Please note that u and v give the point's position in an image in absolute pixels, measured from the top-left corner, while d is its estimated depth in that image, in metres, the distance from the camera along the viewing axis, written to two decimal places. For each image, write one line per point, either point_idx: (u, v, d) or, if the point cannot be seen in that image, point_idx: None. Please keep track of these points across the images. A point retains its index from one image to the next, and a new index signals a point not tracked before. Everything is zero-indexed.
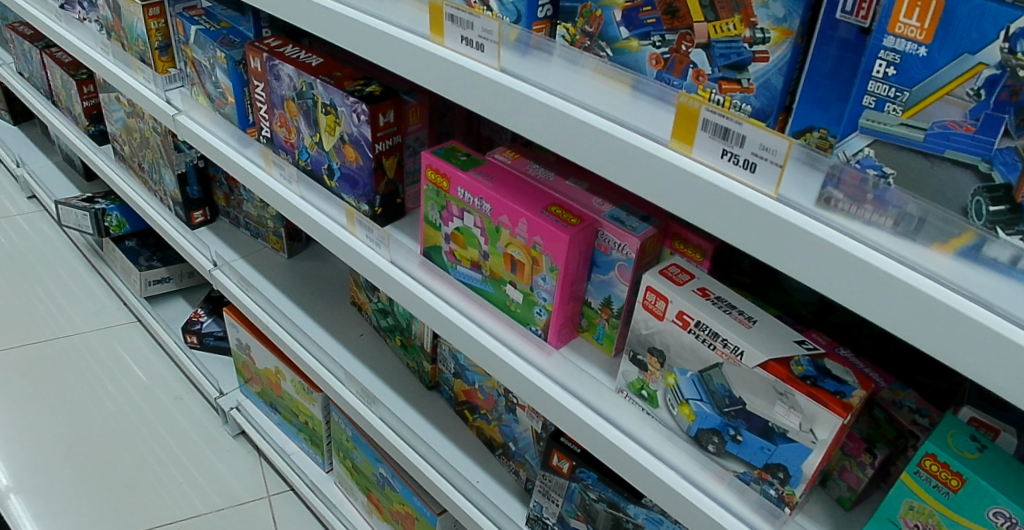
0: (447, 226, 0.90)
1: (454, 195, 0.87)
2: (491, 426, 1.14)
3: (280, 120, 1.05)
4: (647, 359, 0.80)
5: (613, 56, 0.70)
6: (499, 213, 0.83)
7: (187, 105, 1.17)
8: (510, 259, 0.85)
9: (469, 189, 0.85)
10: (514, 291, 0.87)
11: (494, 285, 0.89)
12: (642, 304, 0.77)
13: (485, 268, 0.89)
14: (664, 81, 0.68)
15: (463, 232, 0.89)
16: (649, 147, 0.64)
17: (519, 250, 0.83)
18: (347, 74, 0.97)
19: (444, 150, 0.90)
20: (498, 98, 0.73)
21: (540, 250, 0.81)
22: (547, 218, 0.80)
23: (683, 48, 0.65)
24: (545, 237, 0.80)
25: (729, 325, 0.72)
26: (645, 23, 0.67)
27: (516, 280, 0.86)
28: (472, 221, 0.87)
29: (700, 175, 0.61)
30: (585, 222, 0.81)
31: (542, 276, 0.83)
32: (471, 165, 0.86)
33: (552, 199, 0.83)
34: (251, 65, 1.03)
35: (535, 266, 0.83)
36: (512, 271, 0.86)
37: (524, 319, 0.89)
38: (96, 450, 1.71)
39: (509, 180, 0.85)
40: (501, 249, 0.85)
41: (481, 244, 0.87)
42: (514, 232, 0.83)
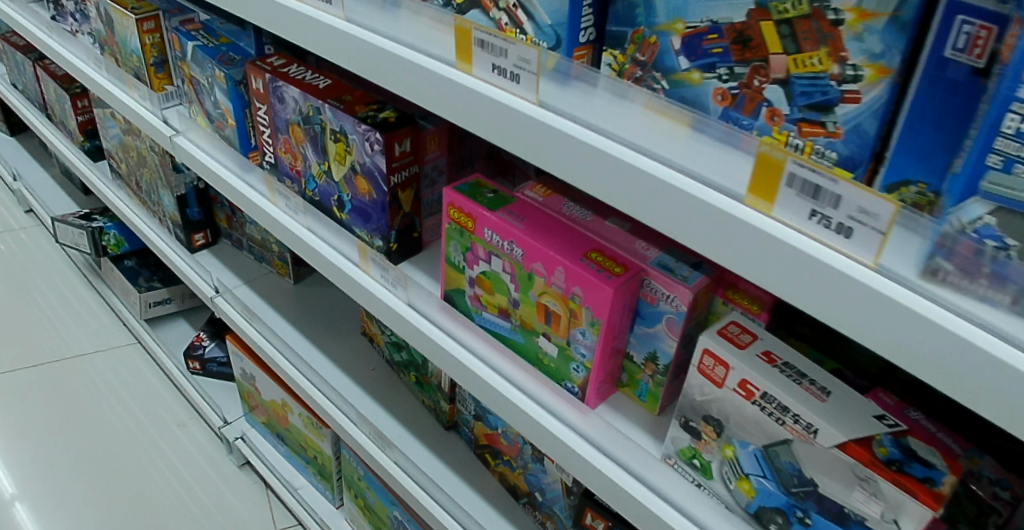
0: (472, 269, 0.82)
1: (481, 236, 0.78)
2: (516, 473, 1.05)
3: (285, 146, 0.95)
4: (702, 428, 0.70)
5: (670, 89, 0.60)
6: (532, 259, 0.74)
7: (185, 126, 1.08)
8: (545, 309, 0.76)
9: (499, 231, 0.76)
10: (547, 343, 0.78)
11: (525, 336, 0.80)
12: (698, 368, 0.68)
13: (515, 316, 0.80)
14: (732, 120, 0.58)
15: (490, 277, 0.80)
16: (722, 202, 0.54)
17: (555, 300, 0.74)
18: (359, 98, 0.88)
19: (467, 184, 0.81)
20: (532, 135, 0.64)
21: (580, 301, 0.72)
22: (588, 266, 0.71)
23: (756, 83, 0.56)
24: (586, 288, 0.71)
25: (801, 398, 0.63)
26: (710, 53, 0.57)
27: (551, 333, 0.77)
28: (502, 266, 0.78)
29: (784, 237, 0.52)
30: (630, 271, 0.71)
31: (581, 331, 0.74)
32: (499, 204, 0.78)
33: (592, 244, 0.74)
34: (252, 85, 0.94)
35: (573, 319, 0.74)
36: (546, 322, 0.77)
37: (558, 375, 0.80)
38: (98, 476, 1.64)
39: (543, 221, 0.76)
40: (535, 298, 0.76)
41: (512, 291, 0.78)
42: (550, 281, 0.74)
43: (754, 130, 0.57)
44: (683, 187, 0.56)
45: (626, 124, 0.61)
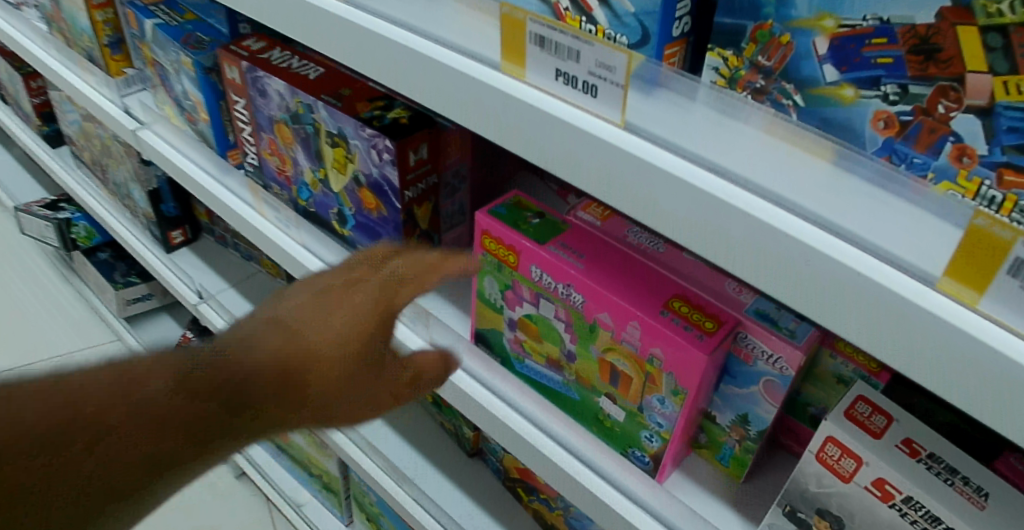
0: (512, 310, 0.68)
1: (526, 274, 0.64)
2: (555, 513, 0.92)
3: (269, 147, 0.78)
4: (813, 522, 0.57)
5: (806, 107, 0.44)
6: (596, 309, 0.60)
7: (149, 117, 0.92)
8: (611, 367, 0.62)
9: (551, 271, 0.62)
10: (611, 405, 0.65)
11: (581, 392, 0.67)
12: (816, 456, 0.54)
13: (570, 369, 0.66)
14: (898, 156, 0.41)
15: (537, 321, 0.66)
16: (906, 288, 0.39)
17: (625, 359, 0.60)
18: (360, 91, 0.70)
19: (506, 205, 0.66)
20: (609, 168, 0.48)
21: (659, 365, 0.58)
22: (671, 321, 0.57)
23: (941, 109, 0.39)
24: (668, 351, 0.57)
25: (958, 507, 0.48)
26: (872, 64, 0.40)
27: (617, 394, 0.63)
28: (555, 312, 0.64)
29: (994, 344, 0.36)
30: (724, 326, 0.57)
31: (660, 398, 0.60)
32: (548, 234, 0.63)
33: (670, 287, 0.60)
34: (226, 74, 0.76)
35: (648, 382, 0.60)
36: (610, 381, 0.63)
37: (622, 441, 0.66)
38: None
39: (608, 256, 0.62)
40: (597, 352, 0.62)
41: (566, 340, 0.65)
42: (619, 336, 0.60)
43: (930, 170, 0.41)
44: (842, 258, 0.40)
45: (748, 155, 0.45)
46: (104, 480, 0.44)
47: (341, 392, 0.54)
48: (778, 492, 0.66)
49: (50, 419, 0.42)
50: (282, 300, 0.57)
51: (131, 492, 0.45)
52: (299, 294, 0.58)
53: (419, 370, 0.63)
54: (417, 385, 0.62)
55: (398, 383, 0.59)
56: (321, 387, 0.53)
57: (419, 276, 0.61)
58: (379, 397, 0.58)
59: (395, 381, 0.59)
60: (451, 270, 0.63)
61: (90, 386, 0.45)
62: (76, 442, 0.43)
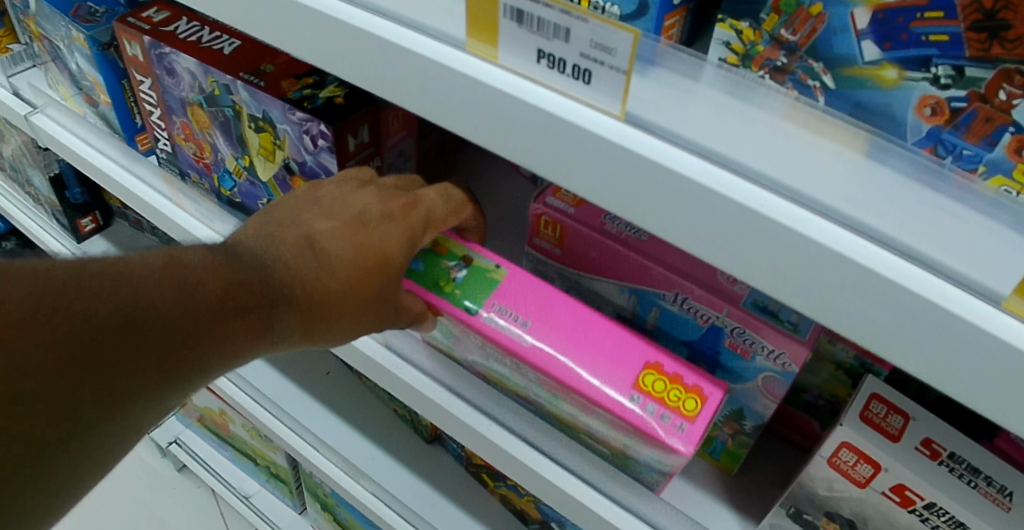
0: (463, 352, 0.62)
1: (468, 336, 0.57)
2: (524, 500, 0.85)
3: (183, 132, 0.67)
4: (821, 524, 0.52)
5: (836, 90, 0.37)
6: (557, 386, 0.53)
7: (41, 100, 0.79)
8: (586, 425, 0.56)
9: (495, 346, 0.54)
10: (597, 443, 0.58)
11: (559, 422, 0.61)
12: (827, 461, 0.48)
13: (541, 405, 0.60)
14: (946, 147, 0.36)
15: (493, 368, 0.60)
16: (971, 312, 0.33)
17: (598, 424, 0.54)
18: (286, 66, 0.60)
19: (421, 253, 0.58)
20: (604, 169, 0.40)
21: (636, 441, 0.52)
22: (644, 410, 0.49)
23: (1002, 96, 0.33)
24: (643, 438, 0.50)
25: (983, 513, 0.45)
26: (922, 42, 0.34)
27: (598, 440, 0.57)
28: (513, 373, 0.57)
29: None
30: (707, 402, 0.49)
31: (645, 455, 0.54)
32: (480, 296, 0.55)
33: (635, 354, 0.52)
34: (125, 50, 0.64)
35: (627, 445, 0.54)
36: (589, 431, 0.57)
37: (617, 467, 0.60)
38: None
39: (560, 318, 0.53)
40: (569, 411, 0.56)
41: (531, 392, 0.58)
42: (588, 409, 0.53)
43: (981, 163, 0.35)
44: (896, 277, 0.34)
45: (765, 145, 0.37)
46: (121, 372, 0.43)
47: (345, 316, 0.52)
48: (778, 488, 0.61)
49: (80, 313, 0.41)
50: (311, 209, 0.53)
51: (141, 387, 0.44)
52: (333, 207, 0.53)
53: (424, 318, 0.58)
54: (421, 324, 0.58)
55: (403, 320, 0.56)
56: (335, 313, 0.52)
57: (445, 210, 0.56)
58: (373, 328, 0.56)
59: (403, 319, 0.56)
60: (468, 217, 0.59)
61: (134, 282, 0.44)
62: (101, 335, 0.42)
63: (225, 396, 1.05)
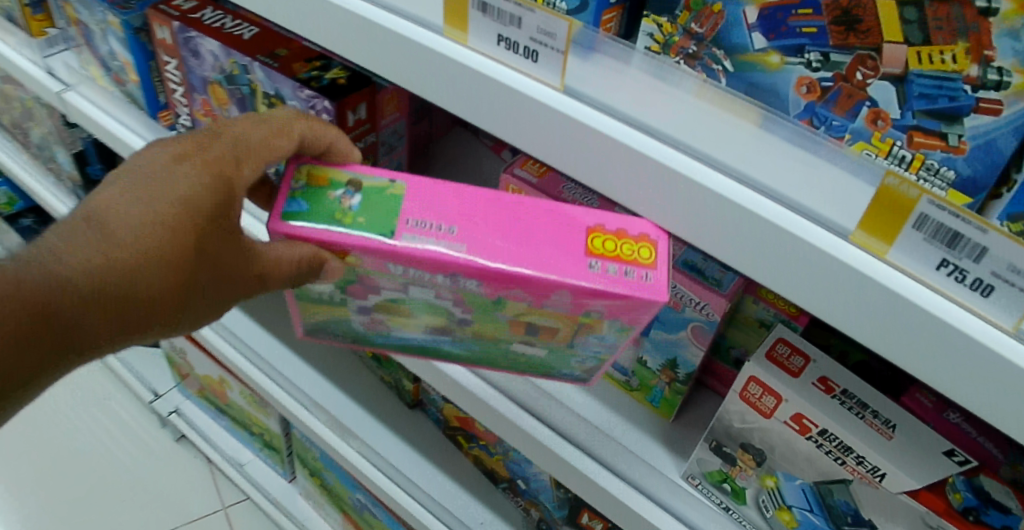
0: (360, 298, 0.59)
1: (385, 270, 0.53)
2: (495, 459, 0.94)
3: (204, 108, 0.76)
4: (737, 455, 0.61)
5: (735, 72, 0.46)
6: (499, 288, 0.51)
7: (74, 79, 0.88)
8: (524, 324, 0.56)
9: (427, 268, 0.51)
10: (526, 348, 0.60)
11: (478, 344, 0.62)
12: (739, 395, 0.58)
13: (461, 331, 0.60)
14: (819, 118, 0.44)
15: (403, 304, 0.57)
16: (822, 241, 0.42)
17: (546, 315, 0.54)
18: (297, 51, 0.69)
19: (300, 193, 0.53)
20: (553, 134, 0.49)
21: (598, 316, 0.52)
22: (606, 273, 0.49)
23: (859, 76, 0.42)
24: (617, 305, 0.51)
25: (868, 438, 0.54)
26: (797, 33, 0.43)
27: (538, 340, 0.58)
28: (432, 290, 0.54)
29: (899, 288, 0.41)
30: (657, 248, 0.50)
31: (602, 335, 0.56)
32: (387, 221, 0.51)
33: (573, 229, 0.51)
34: (156, 34, 0.74)
35: (583, 326, 0.55)
36: (525, 332, 0.58)
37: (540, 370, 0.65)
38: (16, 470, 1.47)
39: (473, 231, 0.50)
40: (504, 317, 0.55)
41: (455, 311, 0.57)
42: (538, 303, 0.52)
43: (847, 132, 0.44)
44: (770, 216, 0.43)
45: (672, 113, 0.47)
46: None
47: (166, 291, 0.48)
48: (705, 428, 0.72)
49: None
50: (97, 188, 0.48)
51: None
52: (120, 177, 0.48)
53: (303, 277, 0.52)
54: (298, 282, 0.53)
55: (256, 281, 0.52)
56: (156, 291, 0.47)
57: (264, 134, 0.51)
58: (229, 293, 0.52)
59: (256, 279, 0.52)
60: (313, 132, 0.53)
61: None
62: None
63: (226, 362, 1.12)
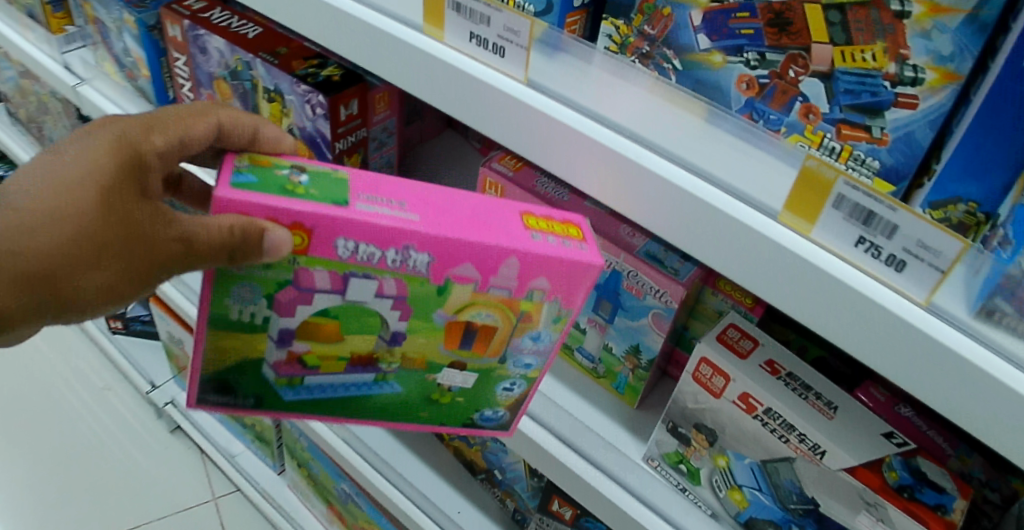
0: (285, 316, 0.55)
1: (328, 254, 0.49)
2: (473, 449, 0.98)
3: (209, 102, 0.81)
4: (692, 435, 0.66)
5: (684, 70, 0.51)
6: (450, 265, 0.50)
7: (89, 74, 0.93)
8: (464, 326, 0.56)
9: (378, 242, 0.49)
10: (453, 375, 0.61)
11: (401, 379, 0.62)
12: (692, 376, 0.62)
13: (389, 359, 0.60)
14: (758, 113, 0.49)
15: (339, 316, 0.55)
16: (753, 220, 0.46)
17: (492, 304, 0.54)
18: (296, 50, 0.75)
19: (246, 170, 0.50)
20: (521, 125, 0.53)
21: (540, 298, 0.54)
22: (546, 242, 0.52)
23: (792, 73, 0.47)
24: (559, 281, 0.52)
25: (809, 416, 0.58)
26: (737, 34, 0.48)
27: (473, 355, 0.59)
28: (376, 283, 0.52)
29: (822, 263, 0.45)
30: (582, 236, 0.54)
31: (535, 334, 0.57)
32: (337, 196, 0.49)
33: (507, 211, 0.54)
34: (167, 31, 0.79)
35: (518, 325, 0.56)
36: (457, 348, 0.58)
37: (460, 415, 0.67)
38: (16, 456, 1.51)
39: (422, 210, 0.51)
40: (443, 316, 0.55)
41: (392, 318, 0.55)
42: (485, 286, 0.52)
43: (783, 126, 0.48)
44: (708, 199, 0.47)
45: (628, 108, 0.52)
46: None
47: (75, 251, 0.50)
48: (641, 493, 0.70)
49: None
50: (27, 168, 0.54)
51: None
52: (44, 157, 0.53)
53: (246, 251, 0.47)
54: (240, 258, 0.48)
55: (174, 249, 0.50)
56: (57, 259, 0.50)
57: (178, 114, 0.55)
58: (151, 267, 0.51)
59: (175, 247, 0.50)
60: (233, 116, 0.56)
61: None
62: None
63: None
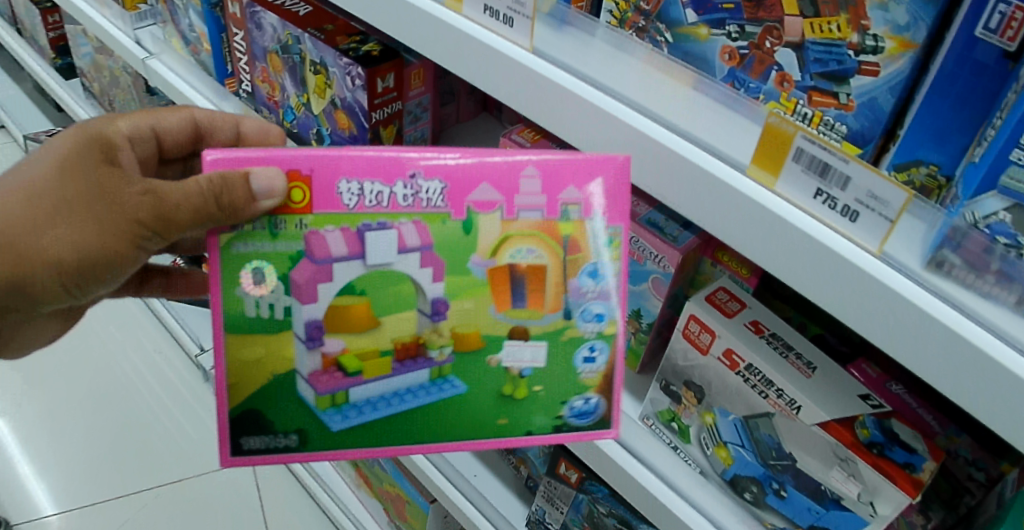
0: (307, 304, 0.57)
1: (336, 207, 0.55)
2: None
3: (262, 75, 0.90)
4: (682, 393, 0.71)
5: (674, 42, 0.56)
6: (466, 188, 0.55)
7: (157, 48, 1.03)
8: (508, 272, 0.57)
9: (382, 178, 0.54)
10: (520, 351, 0.60)
11: (460, 371, 0.61)
12: (682, 333, 0.67)
13: (438, 342, 0.59)
14: (738, 81, 0.54)
15: (365, 289, 0.57)
16: (721, 172, 0.51)
17: (526, 232, 0.56)
18: (341, 28, 0.82)
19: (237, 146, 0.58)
20: (524, 87, 0.59)
21: (578, 215, 0.56)
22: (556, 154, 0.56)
23: (768, 44, 0.51)
24: (591, 188, 0.56)
25: (787, 374, 0.62)
26: (719, 8, 0.53)
27: (533, 316, 0.59)
28: (394, 234, 0.56)
29: (785, 214, 0.49)
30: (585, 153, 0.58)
31: (592, 267, 0.58)
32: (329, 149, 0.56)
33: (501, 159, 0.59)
34: (228, 9, 0.88)
35: (568, 259, 0.57)
36: (511, 309, 0.58)
37: (547, 417, 0.62)
38: (78, 408, 1.64)
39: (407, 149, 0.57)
40: (481, 263, 0.57)
41: (426, 281, 0.57)
42: (512, 210, 0.56)
43: (761, 93, 0.53)
44: (683, 153, 0.52)
45: (620, 74, 0.57)
46: None
47: (68, 221, 0.60)
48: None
49: None
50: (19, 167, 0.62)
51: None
52: (33, 158, 0.62)
53: (234, 197, 0.51)
54: (230, 213, 0.52)
55: (144, 204, 0.59)
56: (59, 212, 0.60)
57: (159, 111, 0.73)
58: (126, 229, 0.59)
59: (144, 202, 0.59)
60: (205, 115, 0.76)
61: None
62: None
63: None
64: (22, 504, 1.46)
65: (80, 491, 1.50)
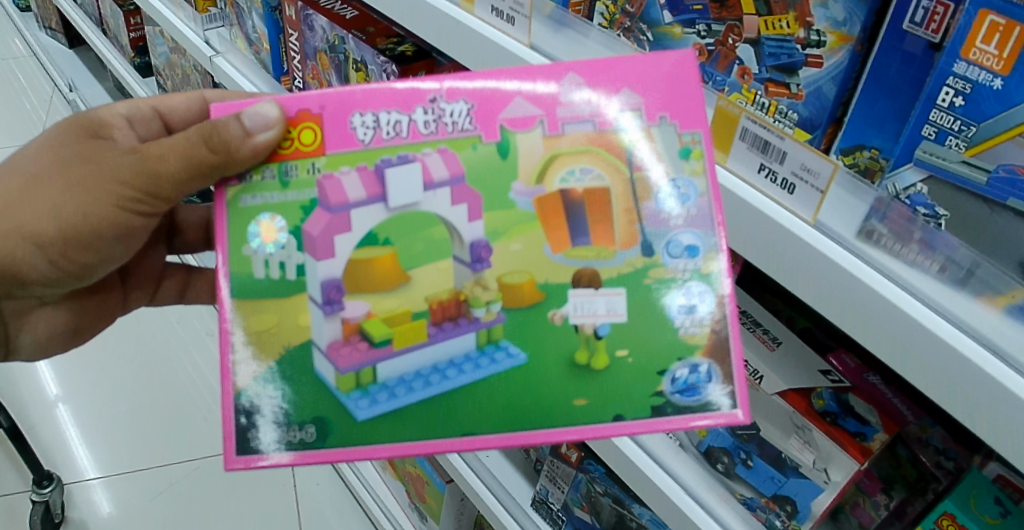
0: (324, 258, 0.57)
1: (350, 143, 0.57)
2: None
3: (313, 73, 1.01)
4: None
5: (654, 41, 0.63)
6: (486, 112, 0.57)
7: (224, 48, 1.17)
8: (561, 197, 0.58)
9: (398, 107, 0.57)
10: (593, 303, 0.59)
11: (515, 336, 0.59)
12: None
13: (485, 299, 0.59)
14: (707, 75, 0.61)
15: (389, 238, 0.58)
16: None
17: (576, 150, 0.57)
18: (382, 30, 0.93)
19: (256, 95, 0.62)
20: None
21: (644, 121, 0.57)
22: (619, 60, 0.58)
23: (730, 41, 0.58)
24: (655, 94, 0.57)
25: (750, 345, 0.71)
26: (690, 9, 0.60)
27: (597, 260, 0.58)
28: (419, 166, 0.57)
29: (734, 187, 0.59)
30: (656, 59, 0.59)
31: (675, 183, 0.57)
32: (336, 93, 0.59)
33: None
34: (286, 12, 1.01)
35: (632, 181, 0.58)
36: (570, 248, 0.58)
37: (642, 396, 0.59)
38: (127, 383, 1.79)
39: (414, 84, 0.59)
40: (525, 192, 0.57)
41: (462, 220, 0.57)
42: (556, 125, 0.57)
43: (727, 86, 0.60)
44: None
45: None
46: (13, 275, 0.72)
47: (59, 190, 0.67)
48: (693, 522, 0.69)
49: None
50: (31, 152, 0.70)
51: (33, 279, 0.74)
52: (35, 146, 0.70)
53: (230, 138, 0.55)
54: (225, 156, 0.56)
55: (129, 165, 0.64)
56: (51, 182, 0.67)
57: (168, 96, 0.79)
58: (113, 190, 0.65)
59: (130, 161, 0.64)
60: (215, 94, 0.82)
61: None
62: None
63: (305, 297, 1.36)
64: (71, 466, 1.60)
65: (126, 456, 1.63)
